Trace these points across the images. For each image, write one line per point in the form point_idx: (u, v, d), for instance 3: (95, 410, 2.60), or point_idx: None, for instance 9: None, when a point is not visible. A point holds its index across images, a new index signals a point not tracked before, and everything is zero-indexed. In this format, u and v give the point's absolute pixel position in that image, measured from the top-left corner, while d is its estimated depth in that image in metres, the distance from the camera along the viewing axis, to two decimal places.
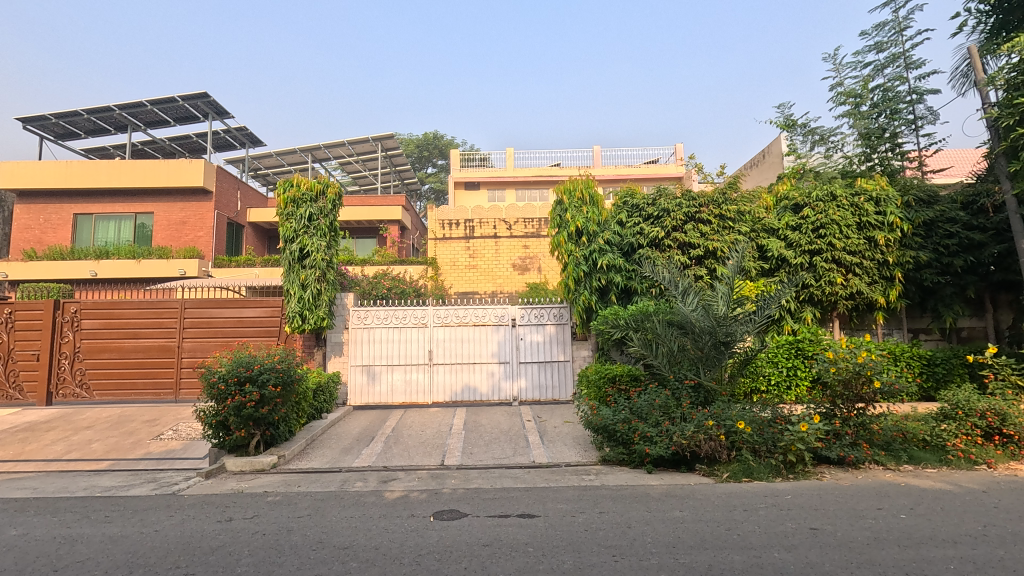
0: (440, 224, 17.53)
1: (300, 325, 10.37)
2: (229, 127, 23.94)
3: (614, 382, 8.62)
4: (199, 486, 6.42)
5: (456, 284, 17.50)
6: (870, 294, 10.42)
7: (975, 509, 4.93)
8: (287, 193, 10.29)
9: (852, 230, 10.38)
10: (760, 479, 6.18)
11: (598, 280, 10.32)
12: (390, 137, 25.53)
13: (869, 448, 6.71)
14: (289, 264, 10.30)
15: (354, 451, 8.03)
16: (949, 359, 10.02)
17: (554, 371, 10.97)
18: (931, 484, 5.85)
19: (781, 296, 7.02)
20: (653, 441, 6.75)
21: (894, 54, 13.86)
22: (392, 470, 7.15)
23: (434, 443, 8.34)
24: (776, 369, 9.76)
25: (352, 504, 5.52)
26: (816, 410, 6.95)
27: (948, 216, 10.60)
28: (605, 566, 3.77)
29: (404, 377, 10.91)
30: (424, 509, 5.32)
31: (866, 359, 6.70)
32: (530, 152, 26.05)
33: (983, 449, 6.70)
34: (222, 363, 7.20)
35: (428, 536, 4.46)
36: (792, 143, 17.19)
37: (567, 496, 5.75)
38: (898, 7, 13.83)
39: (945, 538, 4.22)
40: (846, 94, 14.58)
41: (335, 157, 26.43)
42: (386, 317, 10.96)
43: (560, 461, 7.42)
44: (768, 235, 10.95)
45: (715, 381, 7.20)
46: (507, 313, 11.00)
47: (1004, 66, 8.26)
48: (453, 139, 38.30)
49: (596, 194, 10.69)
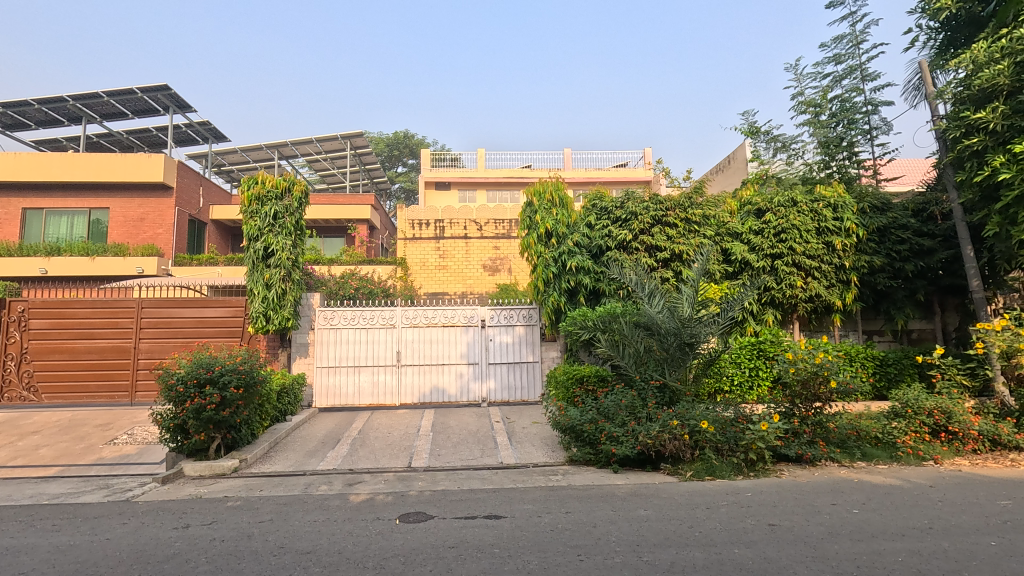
0: (410, 224, 17.38)
1: (263, 325, 10.13)
2: (191, 121, 23.24)
3: (582, 383, 8.71)
4: (155, 492, 6.19)
5: (425, 285, 17.37)
6: (827, 296, 10.77)
7: (921, 504, 5.16)
8: (251, 191, 10.05)
9: (811, 236, 10.72)
10: (722, 477, 6.34)
11: (567, 281, 10.42)
12: (359, 136, 25.19)
13: (825, 446, 6.96)
14: (252, 263, 10.06)
15: (320, 453, 7.89)
16: (901, 360, 10.47)
17: (523, 372, 11.00)
18: (881, 479, 6.10)
19: (744, 299, 7.21)
20: (618, 440, 6.84)
21: (851, 67, 14.38)
22: (358, 473, 7.04)
23: (401, 445, 8.25)
24: (739, 370, 10.02)
25: (316, 508, 5.42)
26: (776, 409, 7.15)
27: (900, 223, 11.08)
28: (570, 566, 3.80)
29: (372, 378, 10.77)
30: (390, 512, 5.26)
31: (823, 360, 6.98)
32: (501, 154, 26.09)
33: (931, 446, 7.02)
34: (181, 364, 6.99)
35: (393, 539, 4.41)
36: (755, 150, 17.71)
37: (534, 497, 5.78)
38: (855, 21, 14.36)
39: (894, 531, 4.40)
40: (807, 104, 15.08)
41: (302, 155, 25.92)
42: (353, 317, 10.80)
43: (528, 461, 7.44)
44: (732, 239, 11.23)
45: (679, 381, 7.35)
46: (477, 314, 10.97)
47: (952, 81, 8.73)
48: (423, 139, 38.04)
49: (566, 197, 10.78)
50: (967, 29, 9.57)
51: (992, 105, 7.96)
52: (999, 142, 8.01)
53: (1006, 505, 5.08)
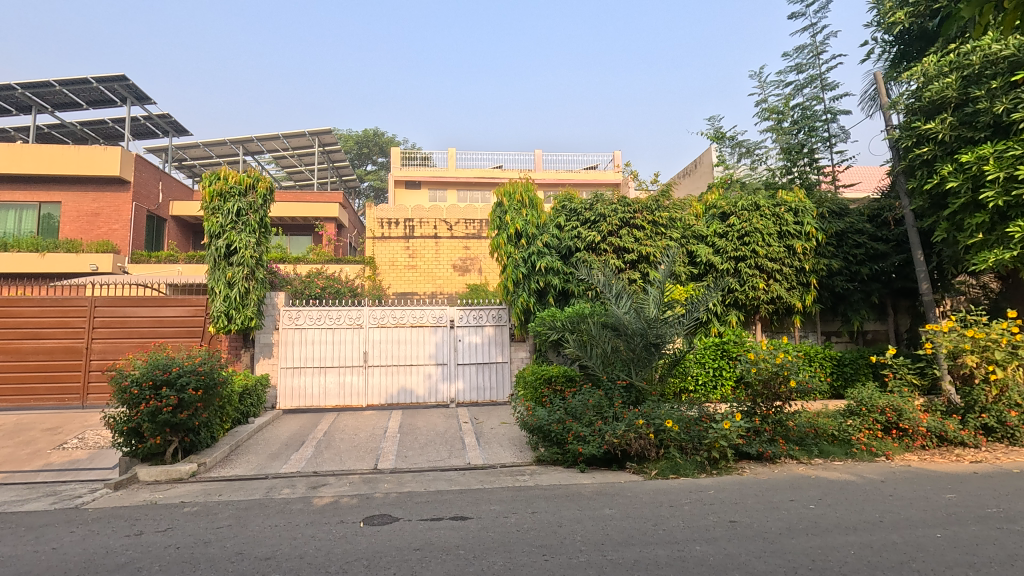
0: (379, 223, 17.16)
1: (225, 325, 9.85)
2: (150, 114, 22.45)
3: (550, 383, 8.76)
4: (107, 498, 5.95)
5: (394, 285, 17.17)
6: (788, 298, 11.05)
7: (873, 498, 5.36)
8: (213, 187, 9.79)
9: (773, 239, 10.99)
10: (686, 475, 6.46)
11: (536, 282, 10.47)
12: (328, 133, 24.74)
13: (784, 443, 7.16)
14: (214, 261, 9.78)
15: (283, 456, 7.71)
16: (856, 360, 10.86)
17: (492, 372, 10.99)
18: (837, 475, 6.32)
19: (708, 300, 7.37)
20: (585, 440, 6.91)
21: (812, 76, 14.85)
22: (322, 476, 6.91)
23: (368, 447, 8.13)
24: (703, 370, 10.23)
25: (277, 512, 5.29)
26: (738, 408, 7.33)
27: (857, 228, 11.54)
28: (535, 567, 3.80)
29: (338, 379, 10.58)
30: (355, 514, 5.18)
31: (783, 360, 7.19)
32: (472, 154, 26.04)
33: (883, 442, 7.31)
34: (136, 365, 6.74)
35: (357, 543, 4.34)
36: (721, 155, 18.14)
37: (501, 497, 5.78)
38: (816, 31, 14.83)
39: (847, 525, 4.57)
40: (770, 111, 15.51)
41: (268, 151, 25.32)
42: (319, 317, 10.59)
43: (496, 461, 7.44)
44: (697, 242, 11.46)
45: (645, 381, 7.46)
46: (446, 314, 10.91)
47: (905, 92, 9.11)
48: (393, 138, 37.67)
49: (536, 197, 10.85)
50: (918, 44, 10.01)
51: (941, 116, 8.33)
52: (947, 151, 8.39)
53: (951, 498, 5.33)
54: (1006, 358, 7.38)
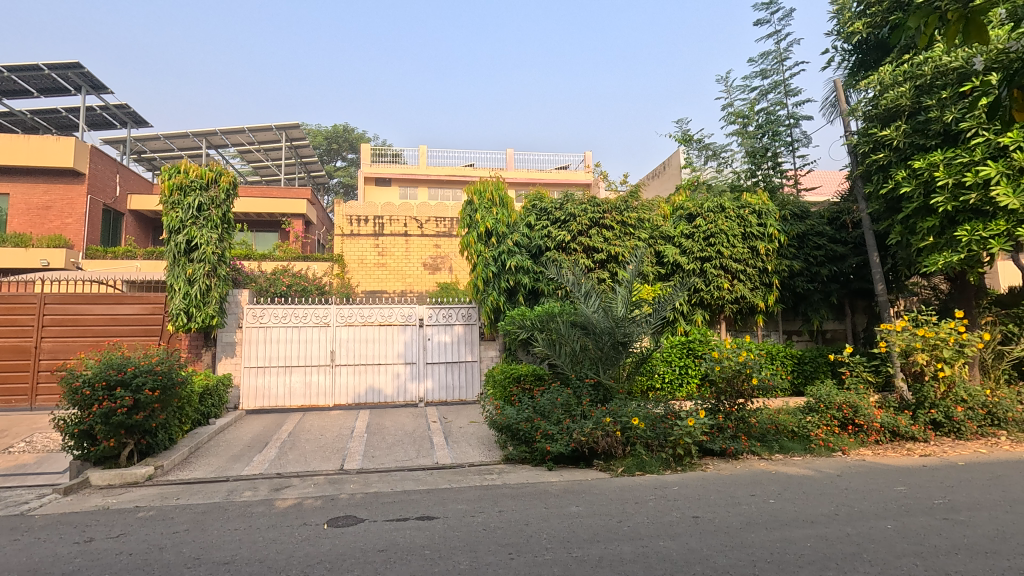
0: (348, 220, 16.88)
1: (185, 323, 9.54)
2: (107, 104, 21.60)
3: (519, 382, 8.79)
4: (55, 504, 5.69)
5: (363, 283, 16.94)
6: (752, 298, 11.33)
7: (829, 492, 5.55)
8: (172, 180, 9.48)
9: (738, 240, 11.24)
10: (651, 472, 6.55)
11: (506, 280, 10.51)
12: (295, 127, 24.21)
13: (747, 440, 7.33)
14: (173, 257, 9.47)
15: (244, 458, 7.52)
16: (816, 358, 11.21)
17: (461, 371, 10.94)
18: (796, 470, 6.51)
19: (674, 299, 7.51)
20: (554, 438, 6.94)
21: (776, 82, 15.25)
22: (286, 478, 6.76)
23: (334, 447, 7.99)
24: (669, 368, 10.42)
25: (238, 515, 5.16)
26: (703, 405, 7.48)
27: (817, 230, 11.93)
28: (500, 566, 3.80)
29: (304, 378, 10.38)
30: (318, 516, 5.09)
31: (745, 359, 7.37)
32: (443, 151, 25.92)
33: (840, 438, 7.55)
34: (88, 365, 6.48)
35: (320, 545, 4.27)
36: (688, 157, 18.46)
37: (469, 497, 5.75)
38: (780, 38, 15.21)
39: (805, 519, 4.71)
40: (736, 115, 15.87)
41: (233, 144, 24.65)
42: (284, 315, 10.36)
43: (464, 461, 7.41)
44: (665, 243, 11.63)
45: (612, 379, 7.54)
46: (415, 312, 10.81)
47: (863, 100, 9.44)
48: (364, 134, 37.14)
49: (506, 196, 10.88)
50: (874, 54, 10.40)
51: (896, 123, 8.67)
52: (902, 157, 8.76)
53: (901, 490, 5.56)
54: (952, 356, 7.76)
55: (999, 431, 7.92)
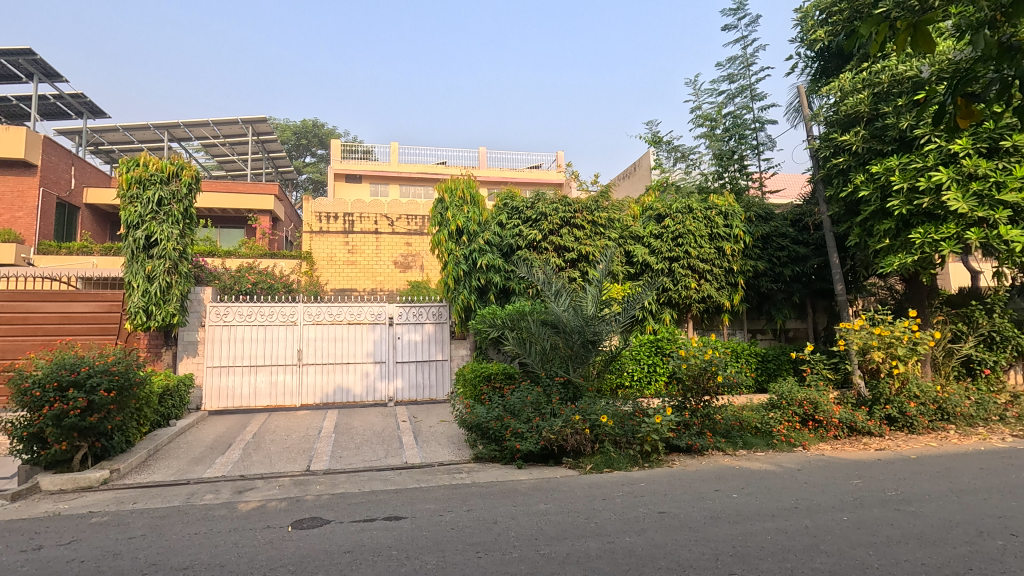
0: (317, 217, 16.60)
1: (143, 322, 9.21)
2: (61, 93, 20.71)
3: (489, 381, 8.79)
4: (2, 511, 5.43)
5: (332, 281, 16.67)
6: (718, 297, 11.57)
7: (790, 486, 5.72)
8: (131, 173, 9.16)
9: (705, 241, 11.47)
10: (620, 468, 6.65)
11: (477, 279, 10.53)
12: (263, 121, 23.64)
13: (712, 436, 7.49)
14: (132, 253, 9.14)
15: (206, 460, 7.32)
16: (779, 356, 11.52)
17: (431, 370, 10.87)
18: (759, 465, 6.69)
19: (642, 298, 7.62)
20: (523, 437, 6.95)
21: (742, 86, 15.59)
22: (249, 480, 6.61)
23: (300, 448, 7.85)
24: (638, 366, 10.57)
25: (198, 519, 5.02)
26: (670, 403, 7.61)
27: (780, 231, 12.27)
28: (468, 564, 3.79)
29: (269, 378, 10.15)
30: (283, 519, 4.98)
31: (711, 357, 7.54)
32: (415, 149, 25.69)
33: (801, 433, 7.79)
34: (38, 365, 6.21)
35: (284, 548, 4.19)
36: (658, 158, 18.73)
37: (437, 496, 5.72)
38: (746, 44, 15.55)
39: (766, 512, 4.83)
40: (704, 118, 16.15)
41: (197, 138, 23.95)
42: (249, 313, 10.11)
43: (433, 460, 7.37)
44: (634, 242, 11.76)
45: (582, 378, 7.60)
46: (385, 311, 10.69)
47: (825, 105, 9.75)
48: (334, 129, 36.53)
49: (477, 194, 10.88)
50: (835, 61, 10.77)
51: (855, 129, 8.98)
52: (860, 161, 9.07)
53: (857, 483, 5.76)
54: (907, 353, 8.10)
55: (948, 425, 8.30)
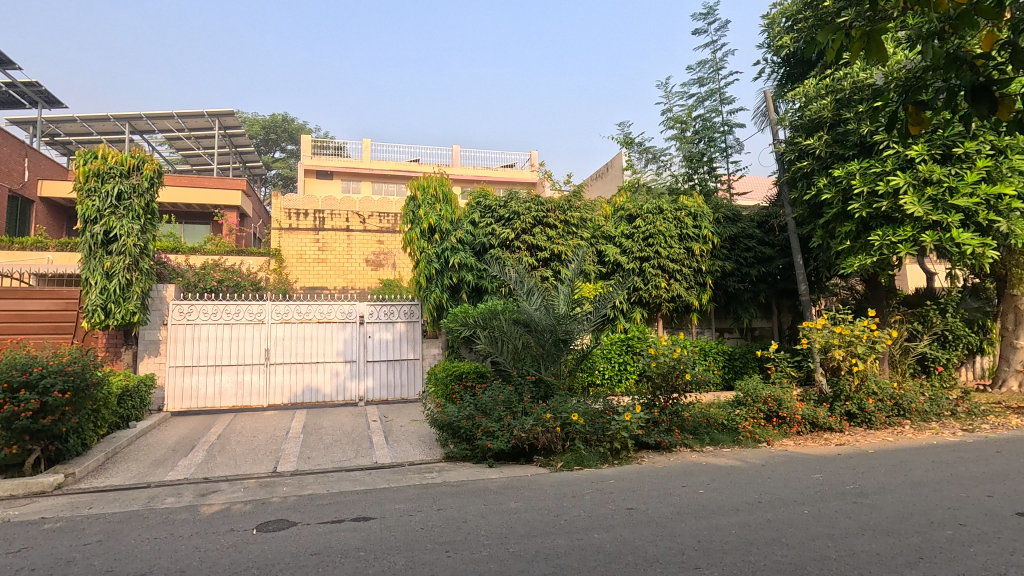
0: (286, 213, 16.28)
1: (101, 320, 8.88)
2: (15, 81, 19.83)
3: (460, 380, 8.76)
4: None
5: (302, 279, 16.37)
6: (687, 297, 11.78)
7: (754, 481, 5.87)
8: (88, 166, 8.83)
9: (675, 241, 11.65)
10: (589, 466, 6.72)
11: (449, 278, 10.51)
12: (230, 115, 23.04)
13: (680, 433, 7.63)
14: (89, 249, 8.81)
15: (168, 463, 7.11)
16: (745, 354, 11.80)
17: (402, 369, 10.78)
18: (725, 461, 6.84)
19: (613, 297, 7.70)
20: (495, 435, 6.95)
21: (712, 90, 15.88)
22: (213, 482, 6.44)
23: (267, 449, 7.69)
24: (609, 365, 10.70)
25: (159, 523, 4.87)
26: (640, 400, 7.73)
27: (747, 232, 12.56)
28: (437, 564, 3.78)
29: (235, 378, 9.92)
30: (247, 521, 4.88)
31: (679, 355, 7.67)
32: (388, 145, 25.40)
33: (765, 430, 8.01)
34: None
35: (248, 551, 4.10)
36: (629, 159, 18.95)
37: (408, 496, 5.67)
38: (716, 48, 15.82)
39: (731, 507, 4.95)
40: (675, 120, 16.39)
41: (160, 130, 23.21)
42: (214, 312, 9.85)
43: (404, 460, 7.31)
44: (606, 242, 11.87)
45: (554, 376, 7.63)
46: (355, 309, 10.54)
47: (790, 110, 10.01)
48: (304, 124, 35.87)
49: (450, 193, 10.84)
50: (800, 68, 11.08)
51: (819, 133, 9.25)
52: (823, 165, 9.34)
53: (818, 477, 5.95)
54: (865, 351, 8.40)
55: (904, 420, 8.63)
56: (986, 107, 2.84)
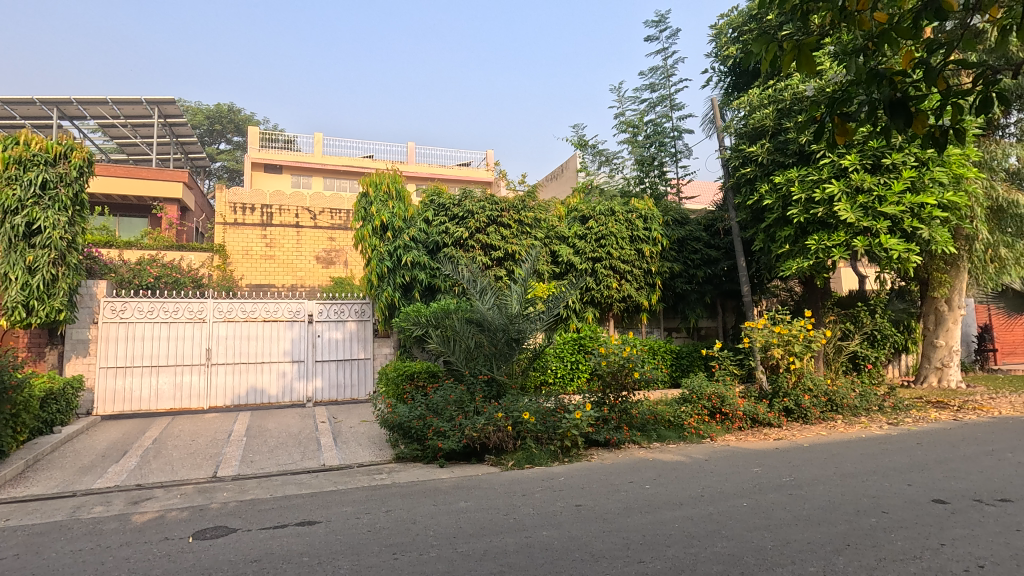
0: (231, 207, 15.65)
1: (22, 318, 8.23)
2: None
3: (412, 380, 8.66)
4: None
5: (248, 276, 15.74)
6: (637, 297, 12.07)
7: (697, 475, 6.08)
8: (8, 152, 8.22)
9: (625, 243, 11.92)
10: (540, 464, 6.79)
11: (401, 276, 10.40)
12: (171, 103, 21.91)
13: (628, 430, 7.80)
14: (8, 243, 8.15)
15: (97, 470, 6.69)
16: (691, 353, 12.20)
17: (352, 369, 10.56)
18: (670, 457, 7.05)
19: (566, 297, 7.78)
20: (446, 435, 6.89)
21: (663, 96, 16.32)
22: (147, 489, 6.12)
23: (207, 453, 7.37)
24: (561, 363, 10.83)
25: (84, 534, 4.58)
26: (590, 398, 7.85)
27: (694, 235, 12.98)
28: (383, 566, 3.72)
29: (173, 380, 9.45)
30: (183, 529, 4.65)
31: (629, 354, 7.84)
32: (341, 140, 24.82)
33: (709, 426, 8.30)
34: None
35: (182, 561, 3.91)
36: (583, 162, 19.21)
37: (355, 498, 5.55)
38: (667, 55, 16.28)
39: (675, 502, 5.10)
40: (627, 124, 16.74)
41: (93, 117, 21.83)
42: (149, 310, 9.36)
43: (352, 462, 7.17)
44: (560, 242, 11.98)
45: (506, 375, 7.64)
46: (304, 308, 10.24)
47: (735, 118, 10.42)
48: (252, 115, 34.56)
49: (403, 190, 10.69)
50: (744, 78, 11.56)
51: (762, 141, 9.66)
52: (765, 172, 9.76)
53: (756, 471, 6.22)
54: (802, 350, 8.83)
55: (836, 415, 9.12)
56: (902, 121, 3.03)
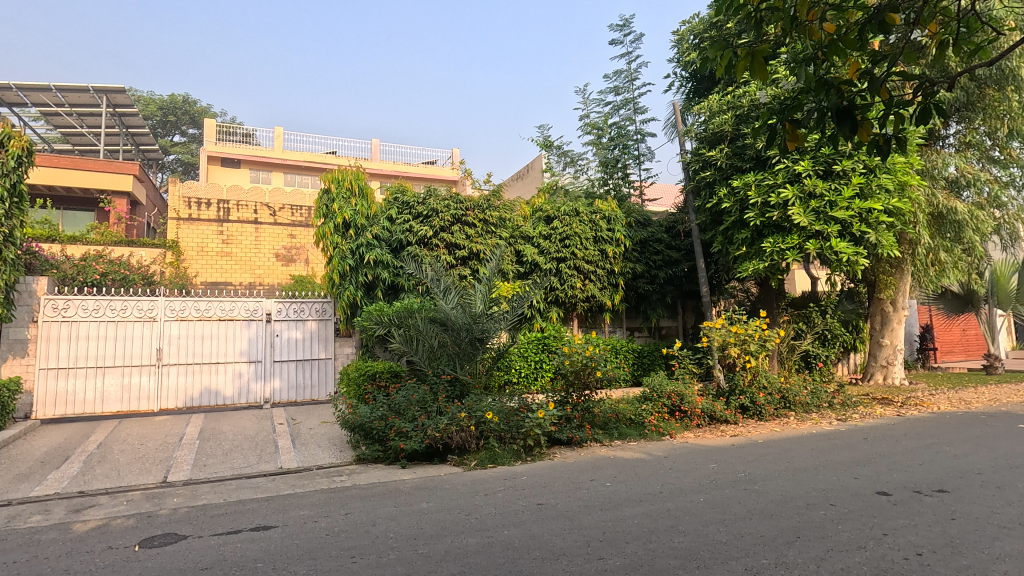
0: (185, 202, 15.07)
1: None
2: None
3: (373, 380, 8.53)
4: None
5: (203, 273, 15.19)
6: (600, 297, 12.23)
7: (657, 472, 6.19)
8: None
9: (589, 243, 12.06)
10: (503, 463, 6.81)
11: (364, 275, 10.25)
12: (120, 92, 20.94)
13: (591, 429, 7.88)
14: None
15: (36, 476, 6.34)
16: (653, 352, 12.43)
17: (312, 369, 10.32)
18: (631, 454, 7.17)
19: (529, 297, 7.81)
20: (408, 436, 6.82)
21: (627, 99, 16.57)
22: (90, 496, 5.83)
23: (156, 458, 7.07)
24: (525, 362, 10.88)
25: (20, 545, 4.33)
26: (553, 398, 7.90)
27: (657, 237, 13.23)
28: (341, 570, 3.65)
29: (120, 381, 9.03)
30: (128, 537, 4.45)
31: (591, 353, 7.92)
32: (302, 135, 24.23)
33: (668, 423, 8.48)
34: None
35: (127, 570, 3.74)
36: (548, 162, 19.31)
37: (313, 501, 5.43)
38: (631, 59, 16.53)
39: (635, 498, 5.18)
40: (591, 126, 16.92)
41: (35, 104, 20.67)
42: (95, 308, 8.92)
43: (312, 464, 7.01)
44: (524, 242, 12.02)
45: (469, 375, 7.60)
46: (261, 307, 9.96)
47: (696, 123, 10.67)
48: (208, 107, 33.38)
49: (366, 187, 10.51)
50: (705, 84, 11.85)
51: (721, 146, 9.93)
52: (724, 176, 10.02)
53: (713, 467, 6.38)
54: (757, 349, 9.12)
55: (789, 412, 9.46)
56: (848, 128, 3.17)
